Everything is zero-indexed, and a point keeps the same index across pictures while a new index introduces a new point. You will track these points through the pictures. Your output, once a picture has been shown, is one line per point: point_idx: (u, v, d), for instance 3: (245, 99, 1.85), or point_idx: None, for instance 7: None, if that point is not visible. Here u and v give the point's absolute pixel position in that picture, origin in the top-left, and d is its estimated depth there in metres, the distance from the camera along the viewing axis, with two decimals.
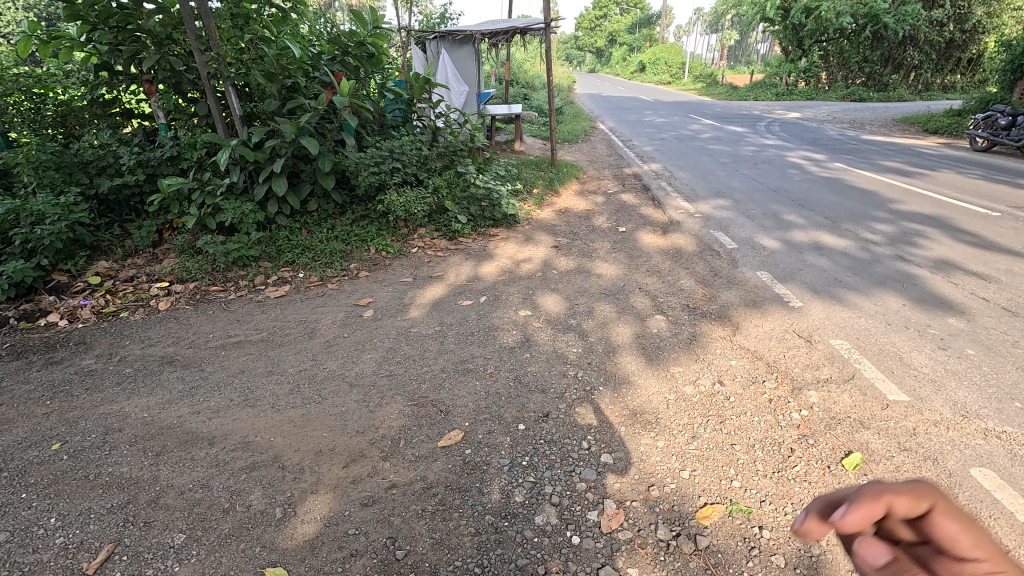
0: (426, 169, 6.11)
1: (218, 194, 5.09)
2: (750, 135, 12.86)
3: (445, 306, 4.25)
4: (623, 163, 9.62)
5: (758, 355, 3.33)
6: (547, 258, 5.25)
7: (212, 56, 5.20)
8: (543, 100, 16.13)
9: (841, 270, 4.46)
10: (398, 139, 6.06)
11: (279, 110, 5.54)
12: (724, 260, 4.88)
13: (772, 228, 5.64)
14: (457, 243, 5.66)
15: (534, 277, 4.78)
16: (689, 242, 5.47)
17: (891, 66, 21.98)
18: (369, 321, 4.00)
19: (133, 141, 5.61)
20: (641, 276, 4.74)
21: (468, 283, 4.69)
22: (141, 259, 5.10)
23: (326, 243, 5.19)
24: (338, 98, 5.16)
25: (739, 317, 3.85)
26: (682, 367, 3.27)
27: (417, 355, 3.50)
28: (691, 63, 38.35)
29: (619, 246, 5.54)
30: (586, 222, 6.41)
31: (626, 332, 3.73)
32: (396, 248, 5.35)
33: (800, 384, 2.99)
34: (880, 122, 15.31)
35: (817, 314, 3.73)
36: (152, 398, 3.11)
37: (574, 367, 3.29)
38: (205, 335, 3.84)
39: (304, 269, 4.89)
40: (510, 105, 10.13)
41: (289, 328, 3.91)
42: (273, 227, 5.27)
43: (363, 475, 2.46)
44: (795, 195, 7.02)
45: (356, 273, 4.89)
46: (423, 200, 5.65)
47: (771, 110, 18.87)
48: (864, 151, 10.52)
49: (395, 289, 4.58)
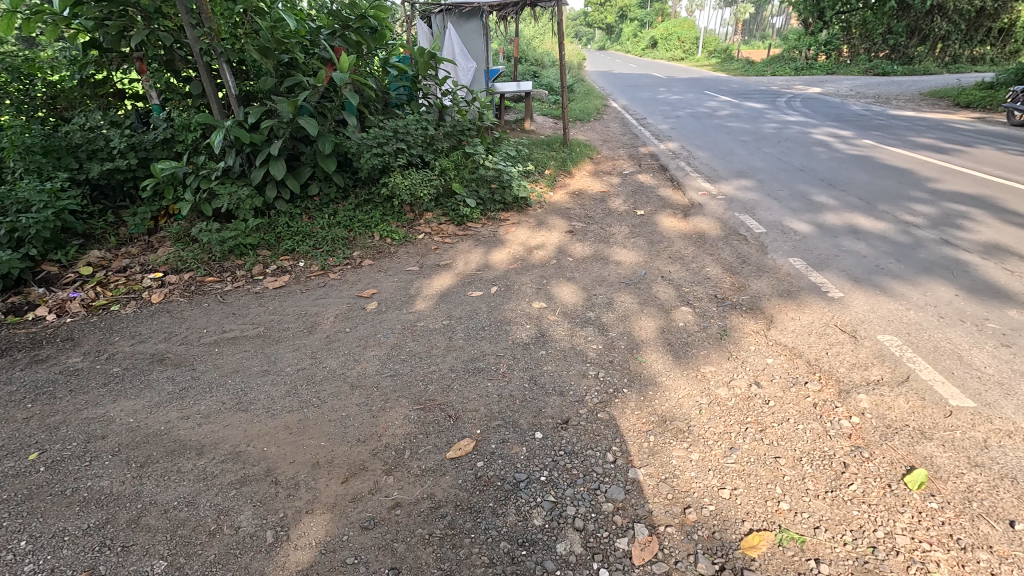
0: (433, 150, 5.78)
1: (213, 178, 4.82)
2: (770, 111, 12.32)
3: (454, 297, 3.98)
4: (639, 142, 9.20)
5: (797, 353, 3.03)
6: (561, 244, 4.95)
7: (204, 30, 4.88)
8: (552, 78, 15.56)
9: (882, 256, 4.11)
10: (403, 118, 5.71)
11: (276, 88, 5.23)
12: (752, 245, 4.55)
13: (801, 210, 5.26)
14: (466, 228, 5.36)
15: (547, 264, 4.49)
16: (713, 225, 5.12)
17: (917, 38, 21.06)
18: (373, 314, 3.74)
19: (125, 123, 5.35)
20: (663, 263, 4.42)
21: (478, 272, 4.40)
22: (135, 248, 4.87)
23: (327, 229, 4.92)
24: (337, 74, 4.82)
25: (773, 309, 3.53)
26: (713, 365, 2.98)
27: (423, 353, 3.24)
28: (705, 38, 37.15)
29: (638, 230, 5.21)
30: (602, 205, 6.07)
31: (650, 326, 3.44)
32: (402, 235, 5.05)
33: (847, 387, 2.70)
34: (907, 97, 14.63)
35: (861, 306, 3.41)
36: (139, 401, 2.89)
37: (594, 366, 3.01)
38: (199, 331, 3.60)
39: (305, 257, 4.63)
40: (519, 83, 9.70)
41: (287, 322, 3.67)
42: (272, 213, 5.00)
43: (364, 492, 2.22)
44: (824, 174, 6.60)
45: (360, 262, 4.62)
46: (430, 183, 5.33)
47: (790, 86, 18.09)
48: (893, 127, 9.99)
49: (401, 279, 4.31)
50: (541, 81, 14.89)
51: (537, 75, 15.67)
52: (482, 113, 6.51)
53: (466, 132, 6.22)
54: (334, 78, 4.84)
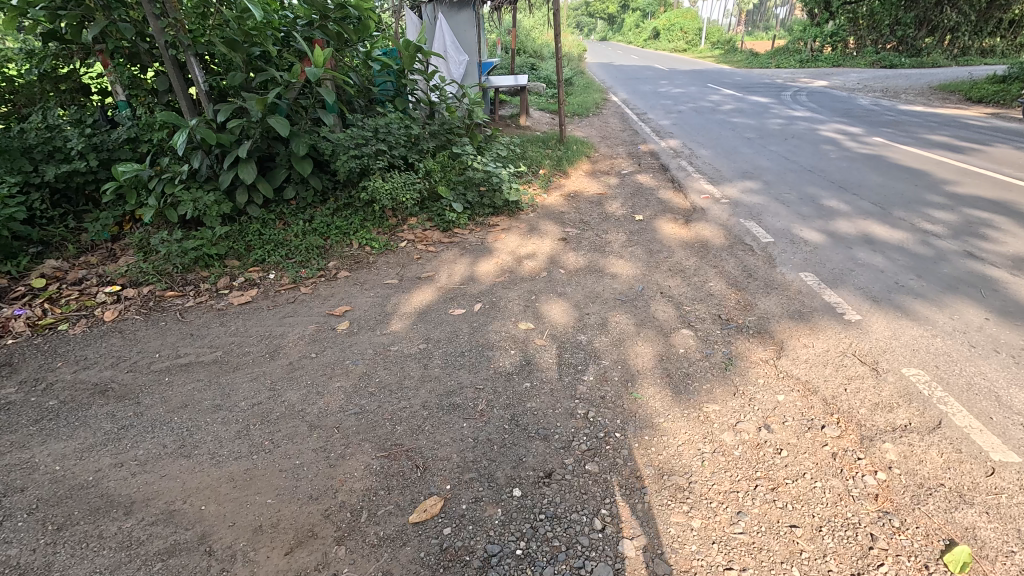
0: (418, 151, 5.42)
1: (177, 182, 4.47)
2: (776, 106, 11.91)
3: (434, 316, 3.64)
4: (639, 139, 8.81)
5: (812, 389, 2.69)
6: (553, 253, 4.60)
7: (169, 21, 4.52)
8: (550, 70, 15.11)
9: (901, 271, 3.76)
10: (385, 116, 5.35)
11: (248, 84, 4.87)
12: (759, 257, 4.21)
13: (812, 216, 4.91)
14: (452, 234, 5.01)
15: (537, 277, 4.15)
16: (716, 233, 4.78)
17: (926, 29, 20.54)
18: (344, 337, 3.41)
19: (88, 121, 4.98)
20: (663, 276, 4.08)
21: (461, 286, 4.06)
22: (96, 258, 4.53)
23: (302, 237, 4.58)
24: (311, 69, 4.45)
25: (783, 333, 3.19)
26: (717, 403, 2.65)
27: (394, 384, 2.91)
28: (708, 30, 36.61)
29: (636, 237, 4.87)
30: (599, 208, 5.71)
31: (647, 353, 3.10)
32: (382, 243, 4.71)
33: (870, 434, 2.37)
34: (917, 90, 14.21)
35: (882, 332, 3.07)
36: (71, 444, 2.56)
37: (584, 404, 2.68)
38: (150, 355, 3.27)
39: (276, 269, 4.29)
40: (516, 76, 9.33)
41: (248, 345, 3.34)
42: (243, 220, 4.65)
43: (309, 567, 1.90)
44: (835, 175, 6.23)
45: (335, 274, 4.28)
46: (413, 187, 4.97)
47: (794, 79, 17.61)
48: (904, 123, 9.58)
49: (378, 294, 3.97)
50: (540, 73, 14.44)
51: (535, 67, 15.22)
52: (472, 109, 6.14)
53: (454, 131, 5.85)
54: (307, 73, 4.46)
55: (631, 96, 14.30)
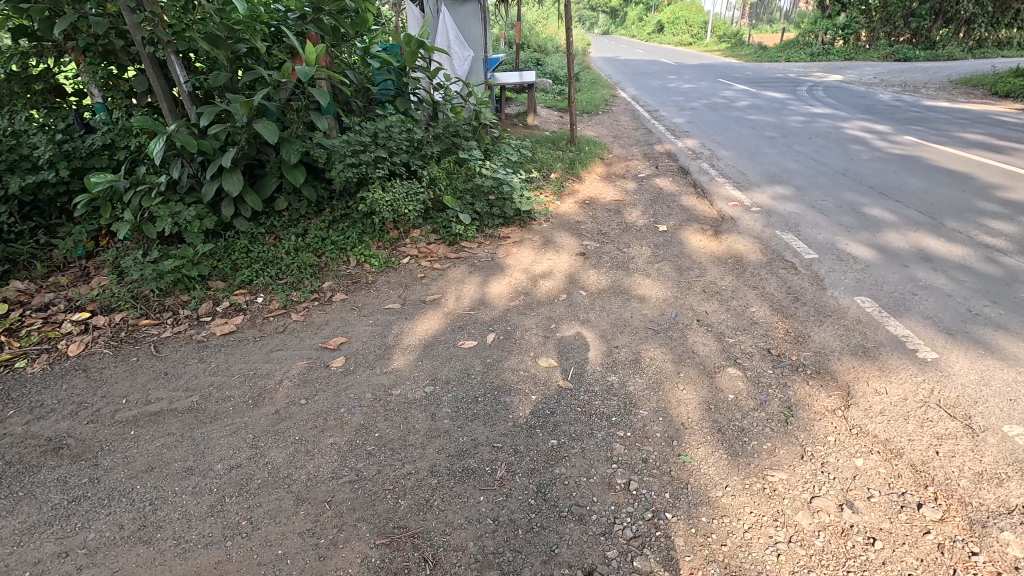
0: (421, 156, 4.97)
1: (156, 194, 4.02)
2: (793, 102, 11.44)
3: (441, 349, 3.20)
4: (653, 139, 8.33)
5: (896, 452, 2.25)
6: (571, 271, 4.17)
7: (145, 14, 4.08)
8: (556, 65, 14.56)
9: (972, 295, 3.32)
10: (385, 117, 4.90)
11: (234, 84, 4.42)
12: (804, 276, 3.76)
13: (856, 228, 4.45)
14: (459, 249, 4.57)
15: (556, 300, 3.72)
16: (750, 247, 4.34)
17: (941, 20, 20.01)
18: (339, 377, 2.98)
19: (60, 126, 4.52)
20: (697, 299, 3.65)
21: (471, 311, 3.63)
22: (67, 278, 4.10)
23: (293, 254, 4.14)
24: (302, 68, 4.00)
25: (847, 374, 2.75)
26: (784, 470, 2.21)
27: (396, 441, 2.48)
28: (713, 23, 36.03)
29: (662, 252, 4.42)
30: (617, 217, 5.25)
31: (691, 401, 2.66)
32: (382, 259, 4.28)
33: (980, 517, 1.94)
34: (937, 85, 13.68)
35: (967, 375, 2.62)
36: (9, 524, 2.13)
37: (624, 470, 2.24)
38: (116, 402, 2.83)
39: (265, 292, 3.86)
40: (524, 73, 8.85)
41: (229, 389, 2.90)
42: (228, 235, 4.22)
43: None
44: (872, 179, 5.75)
45: (330, 296, 3.84)
46: (416, 197, 4.52)
47: (807, 73, 17.00)
48: (931, 120, 9.09)
49: (378, 321, 3.54)
50: (546, 69, 13.90)
51: (540, 63, 14.68)
52: (479, 110, 5.68)
53: (460, 133, 5.39)
54: (298, 72, 3.99)
55: (634, 96, 13.13)
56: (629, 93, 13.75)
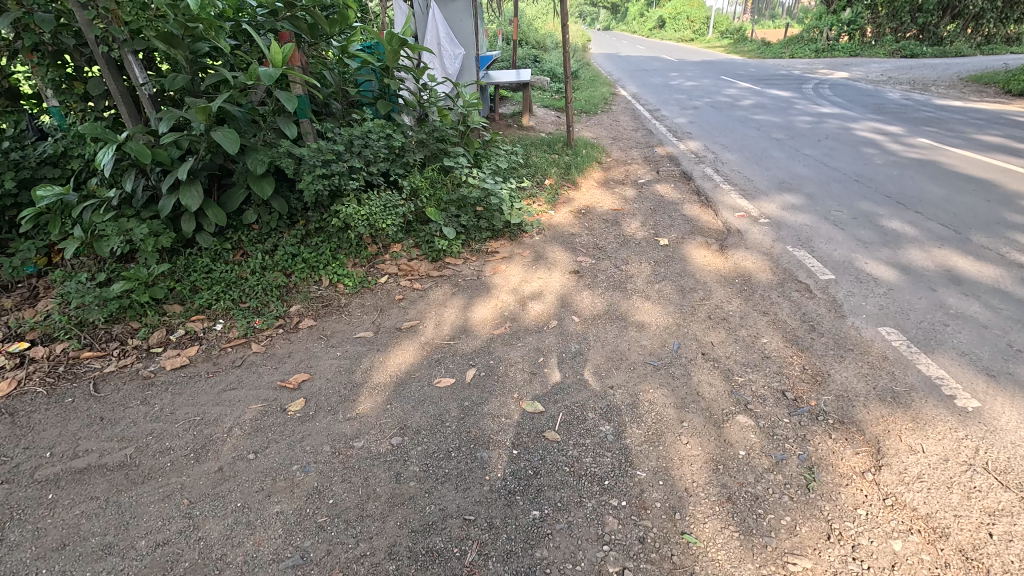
0: (403, 163, 4.60)
1: (108, 209, 3.67)
2: (799, 100, 11.04)
3: (414, 389, 2.84)
4: (654, 141, 7.95)
5: (940, 533, 1.90)
6: (563, 291, 3.82)
7: (97, 11, 3.72)
8: (554, 63, 14.12)
9: (1012, 327, 2.95)
10: (365, 122, 4.53)
11: (195, 87, 4.05)
12: (821, 301, 3.40)
13: (874, 243, 4.09)
14: (442, 265, 4.21)
15: (546, 328, 3.37)
16: (759, 265, 3.98)
17: (949, 16, 19.56)
18: (295, 425, 2.61)
19: (9, 132, 4.15)
20: (701, 327, 3.29)
21: (451, 340, 3.28)
22: (12, 300, 3.74)
23: (259, 275, 3.79)
24: (266, 70, 3.62)
25: (877, 426, 2.40)
26: (809, 556, 1.85)
27: (352, 511, 2.13)
28: (715, 19, 35.55)
29: (663, 270, 4.06)
30: (615, 229, 4.88)
31: (697, 459, 2.30)
32: (357, 279, 3.92)
33: None
34: (947, 82, 13.29)
35: (1016, 432, 2.27)
36: None
37: (618, 556, 1.89)
38: (39, 456, 2.48)
39: (225, 318, 3.51)
40: (520, 72, 8.46)
41: (170, 439, 2.55)
42: (189, 253, 3.86)
43: None
44: (888, 187, 5.38)
45: (297, 323, 3.49)
46: (395, 209, 4.16)
47: (813, 70, 16.54)
48: (944, 120, 8.70)
49: (347, 352, 3.19)
50: (544, 66, 13.49)
51: (538, 59, 14.24)
52: (468, 113, 5.28)
53: (447, 139, 5.01)
54: (261, 74, 3.60)
55: (632, 95, 12.44)
56: (627, 92, 13.03)
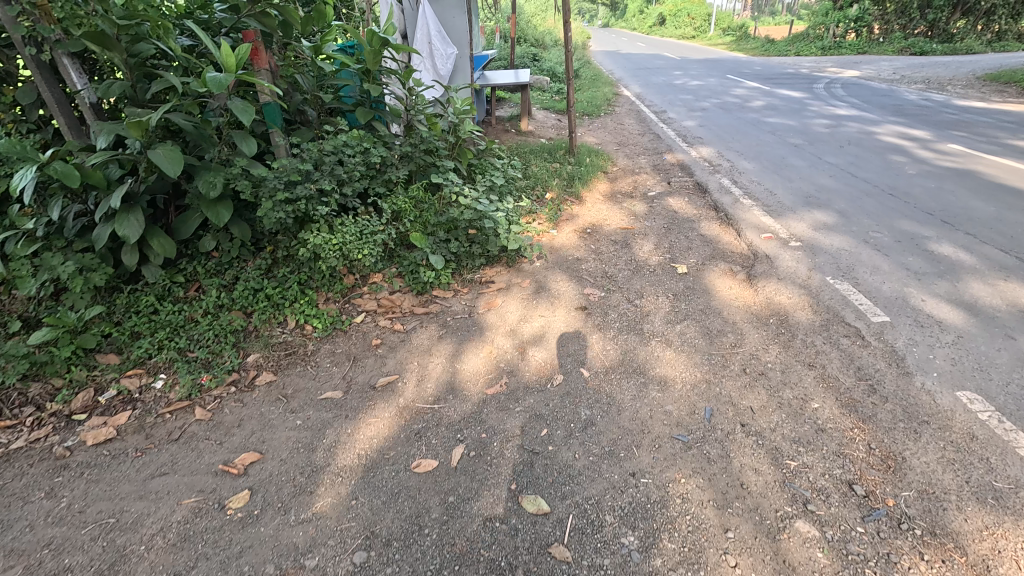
0: (384, 180, 4.04)
1: (31, 241, 3.11)
2: (813, 101, 10.49)
3: (387, 476, 2.28)
4: (662, 147, 7.38)
5: None
6: (569, 334, 3.26)
7: (22, 6, 3.07)
8: (553, 61, 13.56)
9: None
10: (340, 134, 3.96)
11: (139, 96, 3.47)
12: (878, 352, 2.85)
13: (928, 275, 3.53)
14: (429, 300, 3.65)
15: (549, 386, 2.81)
16: (797, 301, 3.43)
17: (959, 12, 18.99)
18: (233, 532, 2.05)
19: None
20: (736, 386, 2.74)
21: (435, 402, 2.72)
22: None
23: (211, 318, 3.23)
24: (217, 76, 3.03)
25: (981, 544, 1.86)
26: None
27: None
28: (716, 16, 35.01)
29: (684, 306, 3.51)
30: (625, 253, 4.32)
31: None
32: (328, 319, 3.36)
33: None
34: (963, 82, 12.73)
35: None
36: None
37: None
38: None
39: (168, 372, 2.95)
40: (518, 74, 7.88)
41: (70, 555, 1.98)
42: (132, 290, 3.30)
43: None
44: (929, 202, 4.83)
45: (253, 379, 2.93)
46: (374, 237, 3.60)
47: (821, 69, 15.95)
48: (970, 124, 8.15)
49: (311, 420, 2.63)
50: (543, 65, 12.94)
51: (536, 58, 13.62)
52: (459, 121, 4.72)
53: (435, 151, 4.45)
54: (209, 80, 3.00)
55: (636, 96, 11.90)
56: (630, 93, 12.38)
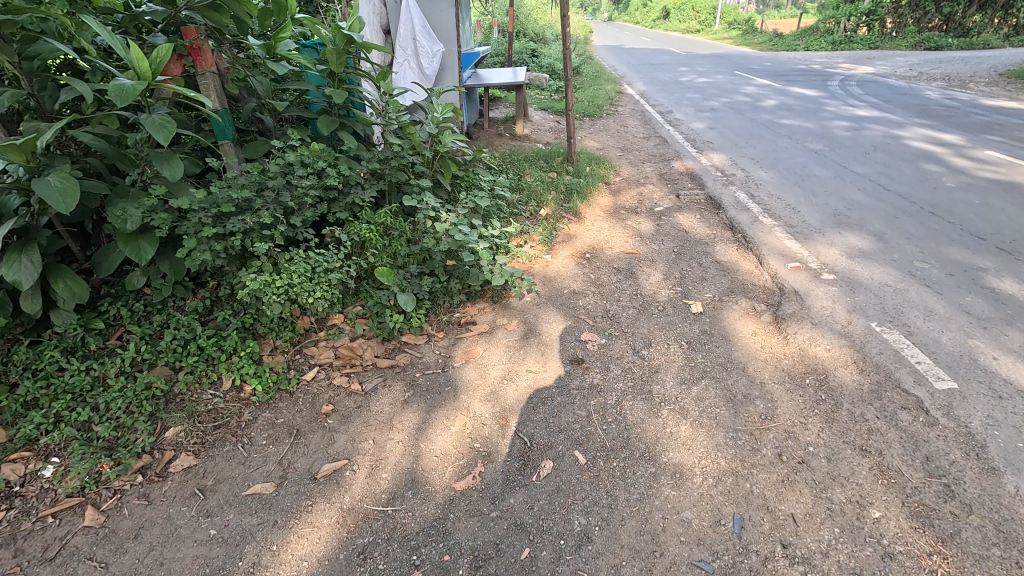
0: (346, 204, 3.45)
1: None
2: (829, 100, 9.83)
3: None
4: (669, 152, 6.77)
5: None
6: (561, 398, 2.68)
7: None
8: (553, 57, 12.92)
9: None
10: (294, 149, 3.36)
11: (46, 106, 2.85)
12: (950, 436, 2.27)
13: (996, 323, 2.94)
14: (396, 349, 3.07)
15: (535, 477, 2.23)
16: (838, 354, 2.84)
17: (976, 5, 18.22)
18: None
19: None
20: (771, 481, 2.15)
21: (390, 502, 2.15)
22: None
23: (125, 378, 2.65)
24: (124, 84, 2.42)
25: None
26: None
27: None
28: (721, 9, 34.20)
29: (700, 358, 2.92)
30: (630, 285, 3.73)
31: None
32: (270, 377, 2.78)
33: None
34: (987, 79, 12.00)
35: None
36: None
37: None
38: None
39: (64, 453, 2.38)
40: (515, 73, 7.26)
41: None
42: (33, 344, 2.72)
43: None
44: (979, 223, 4.22)
45: (168, 463, 2.36)
46: (330, 275, 3.01)
47: (833, 66, 15.22)
48: (1004, 127, 7.51)
49: (229, 527, 2.06)
50: (541, 62, 12.32)
51: (535, 54, 12.95)
52: (440, 130, 4.11)
53: (410, 167, 3.84)
54: (114, 91, 2.40)
55: (640, 94, 11.27)
56: (634, 91, 11.68)
